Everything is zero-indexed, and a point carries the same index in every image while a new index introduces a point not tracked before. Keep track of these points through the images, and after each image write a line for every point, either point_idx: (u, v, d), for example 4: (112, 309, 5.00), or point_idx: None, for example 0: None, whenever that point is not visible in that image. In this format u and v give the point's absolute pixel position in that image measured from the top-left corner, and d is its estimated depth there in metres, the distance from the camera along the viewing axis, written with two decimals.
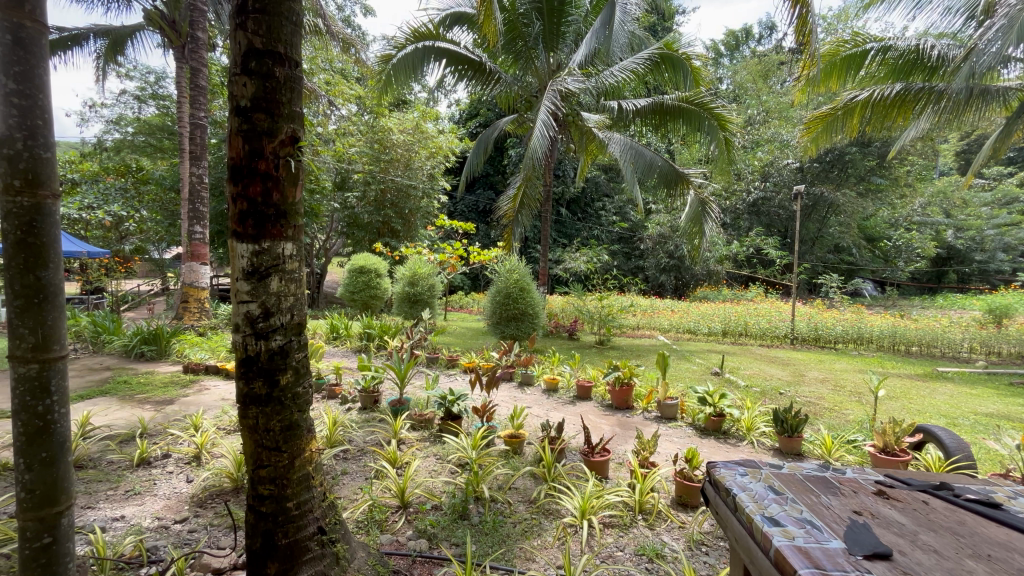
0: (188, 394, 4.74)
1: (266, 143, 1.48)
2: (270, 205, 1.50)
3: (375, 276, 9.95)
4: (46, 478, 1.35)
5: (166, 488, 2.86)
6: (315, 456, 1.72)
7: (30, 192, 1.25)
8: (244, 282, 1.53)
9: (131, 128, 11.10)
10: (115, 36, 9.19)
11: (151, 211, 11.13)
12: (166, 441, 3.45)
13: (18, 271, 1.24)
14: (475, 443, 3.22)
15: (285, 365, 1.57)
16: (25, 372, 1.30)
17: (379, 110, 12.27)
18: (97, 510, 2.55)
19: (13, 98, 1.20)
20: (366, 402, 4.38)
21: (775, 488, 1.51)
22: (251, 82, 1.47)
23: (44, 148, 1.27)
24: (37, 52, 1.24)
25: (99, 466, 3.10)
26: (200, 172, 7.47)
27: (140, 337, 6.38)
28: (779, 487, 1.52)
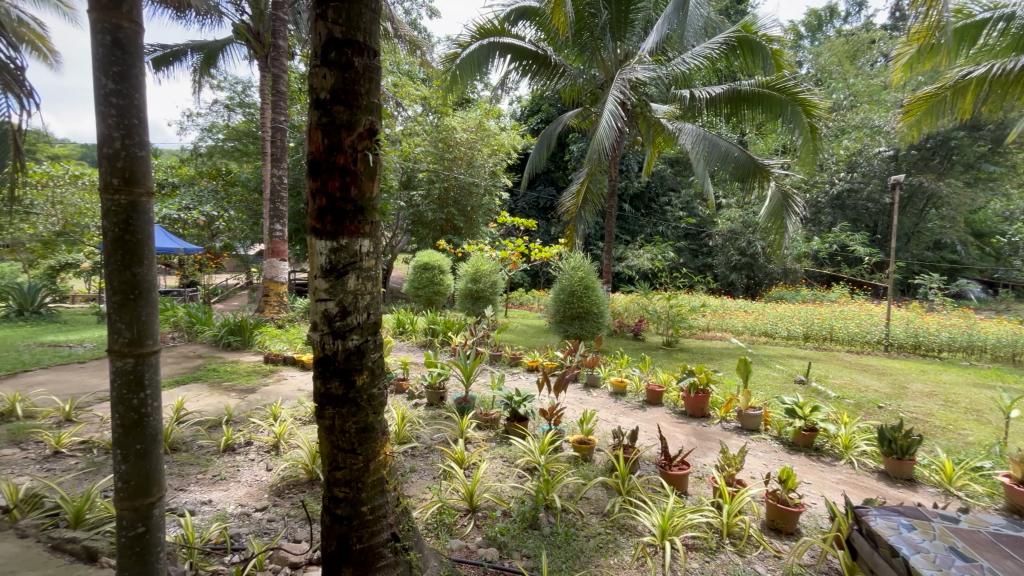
0: (268, 384, 5.01)
1: (344, 137, 1.43)
2: (348, 201, 1.46)
3: (438, 273, 10.09)
4: (140, 469, 1.38)
5: (248, 476, 2.98)
6: (389, 460, 1.67)
7: (127, 191, 1.27)
8: (322, 280, 1.49)
9: (222, 135, 12.03)
10: (208, 50, 9.97)
11: (238, 211, 12.02)
12: (248, 429, 3.62)
13: (116, 267, 1.27)
14: (544, 448, 3.11)
15: (360, 365, 1.52)
16: (122, 366, 1.32)
17: (444, 109, 12.44)
18: (189, 493, 2.70)
19: (112, 97, 1.22)
20: (432, 398, 4.40)
21: (952, 557, 1.89)
22: (330, 73, 1.43)
23: (140, 147, 1.29)
24: (135, 50, 1.26)
25: (191, 450, 3.30)
26: (280, 173, 7.90)
27: (227, 328, 6.86)
28: (955, 556, 1.90)
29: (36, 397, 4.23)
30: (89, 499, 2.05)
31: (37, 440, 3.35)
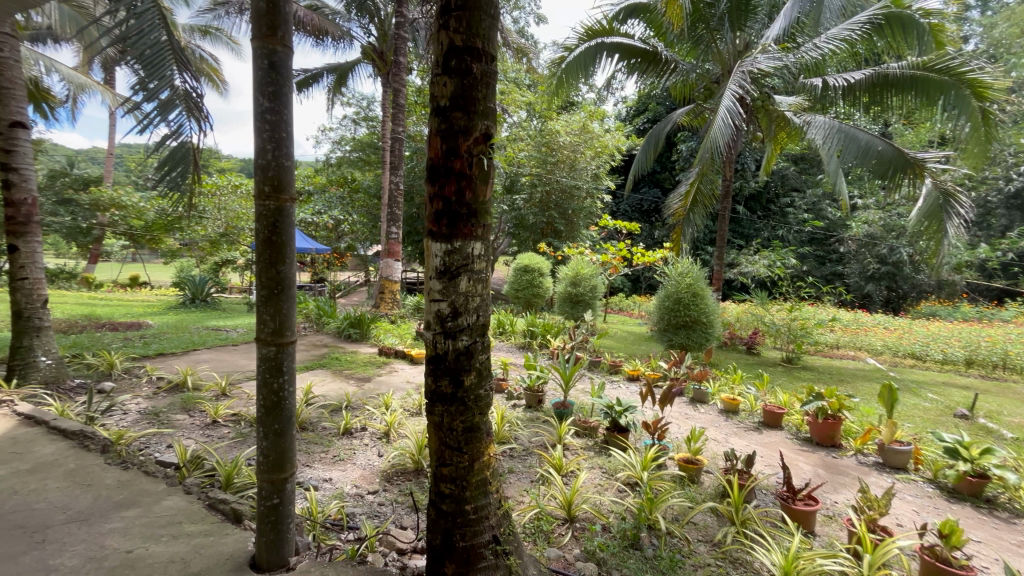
0: (381, 374, 5.43)
1: (461, 142, 1.47)
2: (464, 204, 1.49)
3: (538, 276, 10.17)
4: (278, 447, 1.55)
5: (363, 459, 3.23)
6: (492, 461, 1.68)
7: (275, 197, 1.45)
8: (436, 281, 1.55)
9: (349, 147, 13.31)
10: (340, 71, 11.12)
11: (360, 215, 13.21)
12: (364, 415, 3.93)
13: (266, 265, 1.46)
14: (647, 463, 2.95)
15: (469, 366, 1.55)
16: (266, 353, 1.50)
17: (548, 113, 12.53)
18: (314, 469, 3.00)
19: (267, 115, 1.43)
20: (530, 401, 4.41)
21: None
22: (450, 81, 1.47)
23: (287, 158, 1.47)
24: (285, 72, 1.45)
25: (316, 430, 3.67)
26: (397, 180, 8.54)
27: (348, 321, 7.56)
28: None
29: (201, 372, 5.01)
30: (237, 466, 2.35)
31: (201, 409, 3.96)
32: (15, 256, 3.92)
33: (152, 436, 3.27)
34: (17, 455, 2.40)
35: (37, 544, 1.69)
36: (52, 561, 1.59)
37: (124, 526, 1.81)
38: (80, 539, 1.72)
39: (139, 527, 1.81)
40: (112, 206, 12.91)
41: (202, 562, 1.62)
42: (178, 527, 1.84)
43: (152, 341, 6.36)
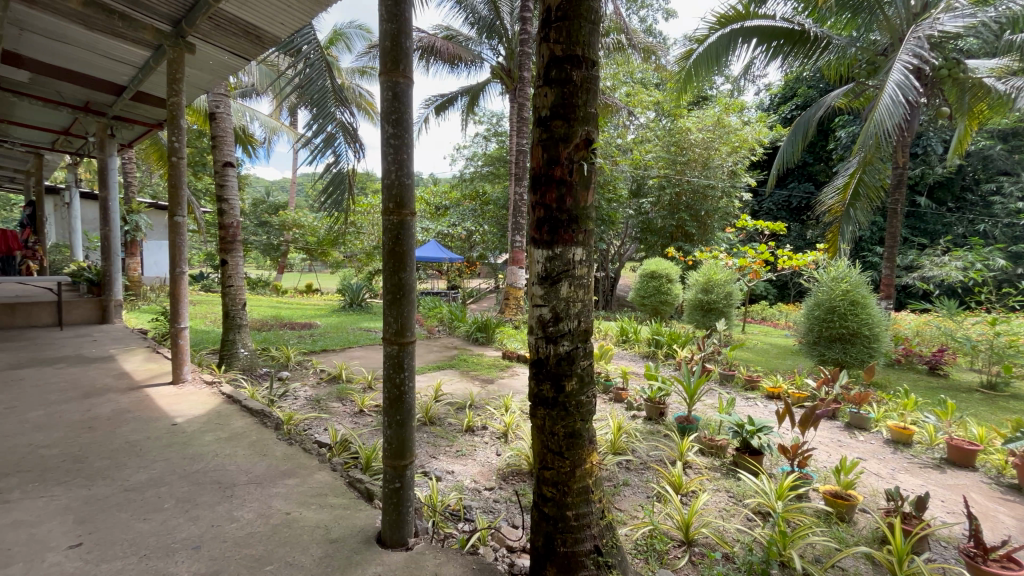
0: (503, 377, 5.66)
1: (561, 150, 1.50)
2: (564, 211, 1.51)
3: (666, 282, 9.66)
4: (398, 437, 1.74)
5: (482, 456, 3.42)
6: (595, 470, 1.66)
7: (397, 213, 1.63)
8: (538, 287, 1.59)
9: (481, 162, 14.21)
10: (472, 92, 11.94)
11: (491, 226, 13.83)
12: (485, 415, 4.15)
13: (391, 273, 1.66)
14: (782, 492, 2.63)
15: (570, 371, 1.56)
16: (390, 351, 1.70)
17: (677, 111, 11.87)
18: (439, 461, 3.26)
19: (391, 141, 1.62)
20: (651, 413, 4.23)
21: None
22: (551, 91, 1.51)
23: (408, 177, 1.66)
24: (405, 100, 1.63)
25: (443, 424, 3.98)
26: (521, 191, 8.88)
27: (476, 325, 8.05)
28: None
29: (354, 367, 5.76)
30: (373, 452, 2.69)
31: (352, 399, 4.57)
32: (225, 268, 4.93)
33: (313, 419, 3.86)
34: (220, 425, 3.03)
35: (226, 497, 2.11)
36: (234, 513, 1.98)
37: (286, 492, 2.18)
38: (254, 498, 2.11)
39: (296, 494, 2.16)
40: (295, 226, 15.59)
41: (340, 531, 1.87)
42: (324, 498, 2.14)
43: (319, 339, 7.50)
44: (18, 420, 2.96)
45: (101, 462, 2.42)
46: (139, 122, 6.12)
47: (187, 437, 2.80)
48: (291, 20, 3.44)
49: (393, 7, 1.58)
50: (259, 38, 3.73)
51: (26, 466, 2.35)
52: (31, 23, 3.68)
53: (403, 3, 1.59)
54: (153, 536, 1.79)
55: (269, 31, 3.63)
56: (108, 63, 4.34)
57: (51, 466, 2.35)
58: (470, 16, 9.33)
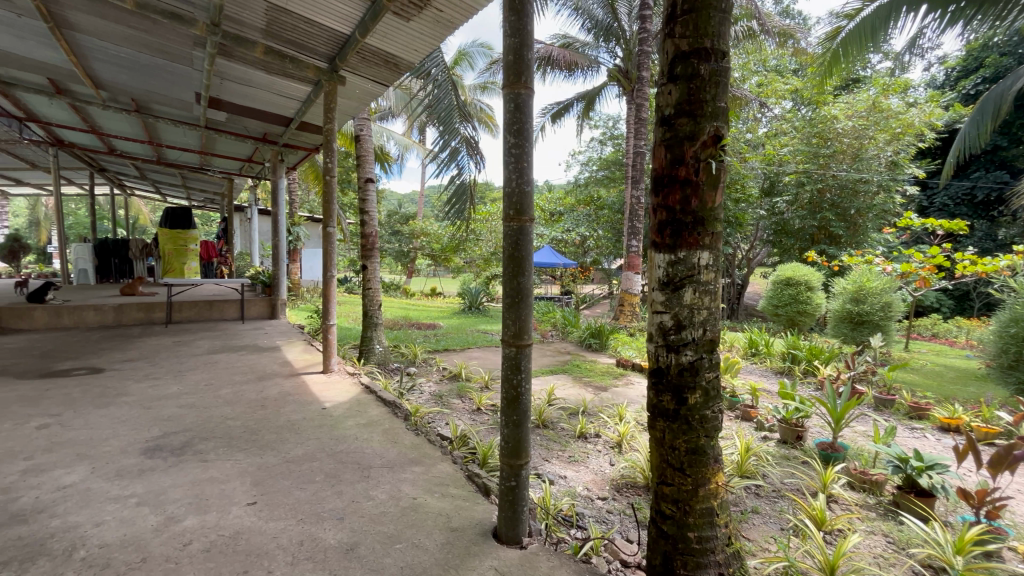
0: (618, 385, 5.51)
1: (687, 148, 1.43)
2: (688, 213, 1.44)
3: (805, 290, 8.58)
4: (515, 436, 1.79)
5: (595, 464, 3.37)
6: (720, 491, 1.55)
7: (517, 219, 1.69)
8: (659, 292, 1.53)
9: (596, 166, 14.09)
10: (588, 97, 11.90)
11: (605, 231, 13.60)
12: (598, 423, 4.09)
13: (510, 277, 1.72)
14: (962, 546, 2.17)
15: (694, 383, 1.47)
16: (508, 353, 1.77)
17: (820, 98, 10.55)
18: (552, 465, 3.28)
19: (513, 150, 1.69)
20: (785, 435, 3.80)
21: None
22: (675, 88, 1.45)
23: (527, 184, 1.72)
24: (526, 110, 1.69)
25: (556, 429, 4.02)
26: (638, 194, 8.64)
27: (589, 331, 7.98)
28: None
29: (472, 367, 6.08)
30: (489, 449, 2.82)
31: (470, 397, 4.82)
32: (365, 273, 5.53)
33: (437, 413, 4.16)
34: (359, 412, 3.41)
35: (363, 477, 2.36)
36: (370, 492, 2.20)
37: (413, 478, 2.37)
38: (387, 480, 2.34)
39: (422, 482, 2.34)
40: (422, 235, 16.97)
41: (459, 521, 1.98)
42: (446, 488, 2.29)
43: (442, 339, 8.04)
44: (213, 395, 3.64)
45: (270, 436, 2.87)
46: (301, 148, 7.15)
47: (333, 421, 3.19)
48: (423, 47, 3.71)
49: (516, 22, 1.65)
50: (396, 66, 4.11)
51: (219, 433, 2.89)
52: (227, 73, 4.53)
53: (526, 16, 1.66)
54: (307, 504, 2.08)
55: (405, 59, 3.97)
56: (279, 99, 5.16)
57: (235, 434, 2.86)
58: (588, 21, 9.34)
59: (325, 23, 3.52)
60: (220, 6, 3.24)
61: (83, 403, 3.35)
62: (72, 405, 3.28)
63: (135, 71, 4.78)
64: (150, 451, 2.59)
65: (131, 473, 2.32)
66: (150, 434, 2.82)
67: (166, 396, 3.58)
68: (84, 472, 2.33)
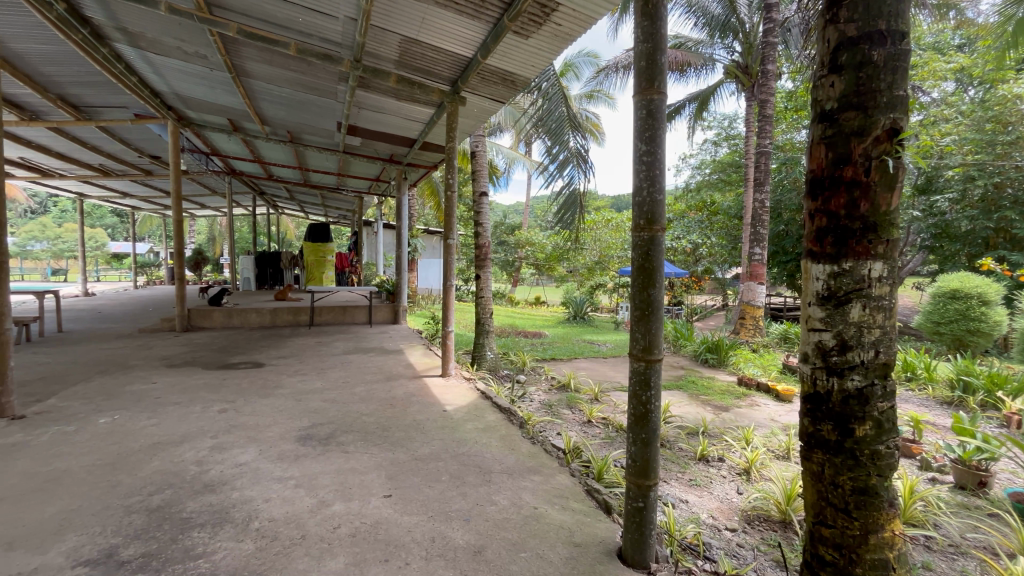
0: (741, 406, 5.05)
1: (855, 145, 1.26)
2: (856, 218, 1.26)
3: (978, 304, 7.12)
4: (643, 455, 1.71)
5: (720, 491, 3.11)
6: (897, 541, 1.33)
7: (648, 228, 1.63)
8: (818, 308, 1.36)
9: (709, 169, 13.25)
10: (701, 97, 11.25)
11: (720, 237, 12.64)
12: (721, 446, 3.78)
13: (639, 289, 1.66)
14: None
15: (864, 414, 1.28)
16: (637, 368, 1.70)
17: (997, 75, 8.83)
18: (672, 487, 3.09)
19: (644, 158, 1.63)
20: (962, 480, 3.15)
21: None
22: (840, 79, 1.29)
23: (659, 193, 1.64)
24: (659, 116, 1.62)
25: (673, 448, 3.80)
26: (762, 197, 7.93)
27: (705, 345, 7.44)
28: None
29: (581, 378, 6.01)
30: (605, 463, 2.74)
31: (580, 408, 4.76)
32: (479, 282, 5.76)
33: (548, 422, 4.17)
34: (477, 417, 3.54)
35: (485, 481, 2.43)
36: (493, 497, 2.26)
37: (532, 487, 2.39)
38: (508, 487, 2.38)
39: (542, 491, 2.35)
40: (527, 244, 17.29)
41: (582, 537, 1.95)
42: (566, 501, 2.27)
43: (549, 348, 8.08)
44: (350, 392, 4.04)
45: (399, 433, 3.09)
46: (421, 166, 7.71)
47: (454, 423, 3.35)
48: (540, 62, 3.78)
49: (649, 27, 1.61)
50: (513, 82, 4.25)
51: (357, 427, 3.19)
52: (364, 102, 5.06)
53: (658, 21, 1.60)
54: (435, 502, 2.19)
55: (522, 75, 4.09)
56: (405, 122, 5.63)
57: (370, 429, 3.13)
58: (701, 19, 8.91)
59: (450, 49, 3.77)
60: (362, 43, 3.64)
61: (250, 392, 3.93)
62: (242, 394, 3.87)
63: (292, 107, 5.54)
64: (303, 438, 2.95)
65: (290, 458, 2.65)
66: (302, 424, 3.21)
67: (313, 390, 4.05)
68: (255, 453, 2.71)
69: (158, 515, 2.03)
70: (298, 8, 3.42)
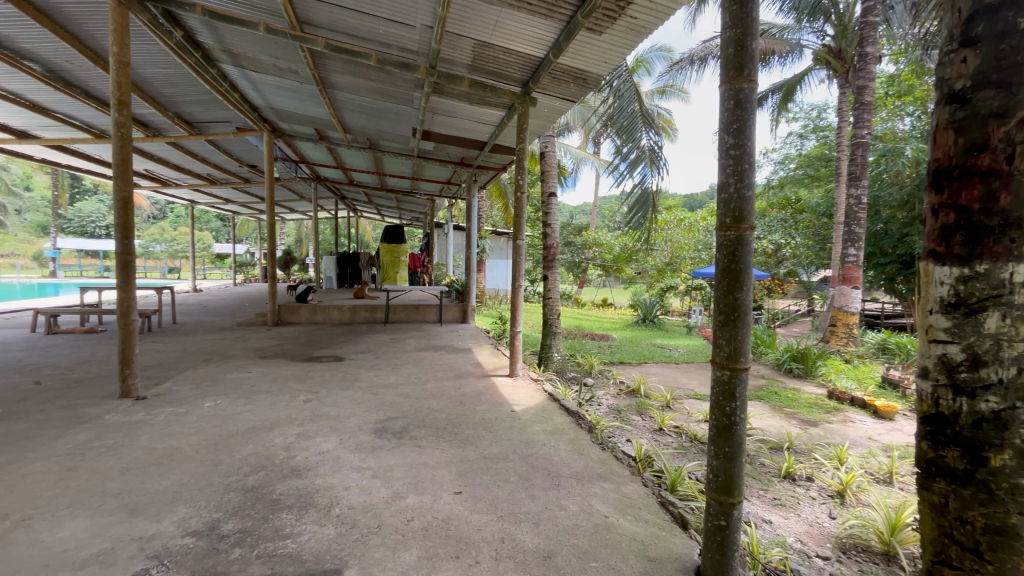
0: (832, 422, 4.61)
1: (994, 129, 1.09)
2: (995, 214, 1.09)
3: None
4: (727, 469, 1.59)
5: (809, 513, 2.84)
6: None
7: (734, 227, 1.51)
8: (943, 317, 1.18)
9: (794, 164, 12.32)
10: (786, 87, 10.45)
11: (805, 237, 11.48)
12: (810, 464, 3.47)
13: (724, 293, 1.54)
14: None
15: (1001, 441, 1.10)
16: (720, 376, 1.58)
17: None
18: (753, 506, 2.88)
19: (732, 151, 1.50)
20: None
21: None
22: (976, 53, 1.12)
23: (749, 188, 1.51)
24: (749, 107, 1.49)
25: (755, 464, 3.54)
26: (858, 193, 7.21)
27: (789, 354, 6.88)
28: None
29: (651, 383, 5.79)
30: (680, 475, 2.61)
31: (650, 415, 4.58)
32: (546, 282, 5.73)
33: (617, 428, 4.06)
34: (545, 419, 3.51)
35: (554, 485, 2.41)
36: (562, 502, 2.23)
37: (603, 494, 2.33)
38: (577, 492, 2.34)
39: (613, 500, 2.28)
40: (595, 245, 17.00)
41: (657, 551, 1.86)
42: (639, 511, 2.18)
43: (617, 351, 7.88)
44: (422, 388, 4.18)
45: (469, 430, 3.15)
46: (491, 168, 7.82)
47: (523, 424, 3.35)
48: (614, 58, 3.68)
49: (737, 11, 1.48)
50: (585, 80, 4.17)
51: (429, 422, 3.28)
52: (438, 107, 5.22)
53: (750, 2, 1.47)
54: (505, 502, 2.19)
55: (594, 73, 4.01)
56: (477, 125, 5.73)
57: (441, 426, 3.21)
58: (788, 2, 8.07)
59: (522, 50, 3.77)
60: (438, 50, 3.75)
61: (331, 384, 4.18)
62: (324, 385, 4.13)
63: (371, 115, 5.84)
64: (379, 431, 3.08)
65: (368, 449, 2.78)
66: (378, 417, 3.36)
67: (388, 385, 4.24)
68: (336, 442, 2.87)
69: (252, 494, 2.20)
70: (379, 19, 3.58)
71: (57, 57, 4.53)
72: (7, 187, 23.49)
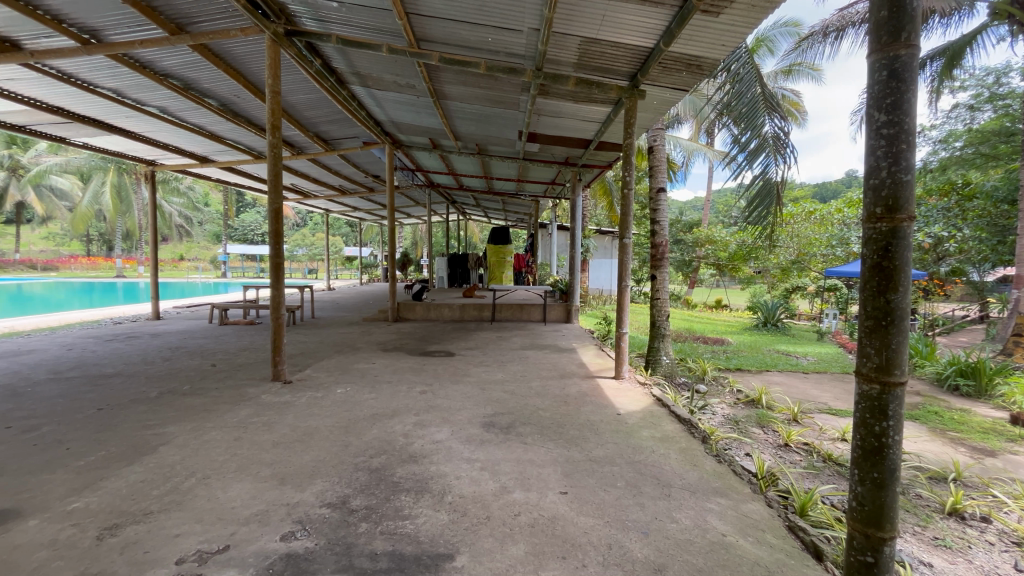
0: (1017, 453, 3.77)
1: None
2: None
3: None
4: (877, 499, 1.27)
5: (985, 561, 2.36)
6: None
7: (888, 219, 1.19)
8: None
9: (961, 142, 10.37)
10: (951, 51, 8.79)
11: (976, 229, 9.48)
12: (986, 502, 2.88)
13: (872, 294, 1.23)
14: None
15: None
16: (867, 391, 1.28)
17: None
18: (908, 543, 2.47)
19: (885, 129, 1.16)
20: None
21: None
22: None
23: (907, 172, 1.17)
24: (910, 77, 1.15)
25: (908, 495, 3.03)
26: None
27: (955, 368, 5.79)
28: None
29: (775, 394, 5.25)
30: (811, 499, 2.32)
31: (774, 428, 4.16)
32: (654, 282, 5.48)
33: (734, 440, 3.75)
34: (653, 425, 3.36)
35: (665, 495, 2.29)
36: (674, 514, 2.11)
37: (719, 510, 2.17)
38: (691, 505, 2.20)
39: (732, 517, 2.11)
40: (708, 243, 15.92)
41: None
42: (762, 533, 1.99)
43: (734, 357, 7.29)
44: (527, 385, 4.26)
45: (574, 431, 3.13)
46: (596, 166, 7.70)
47: (630, 428, 3.25)
48: (733, 39, 3.40)
49: None
50: (699, 66, 3.91)
51: (534, 420, 3.33)
52: (544, 109, 5.26)
53: None
54: (612, 508, 2.14)
55: (709, 58, 3.74)
56: (581, 123, 5.68)
57: (547, 424, 3.23)
58: None
59: (630, 42, 3.66)
60: (544, 51, 3.78)
61: (443, 378, 4.44)
62: (437, 378, 4.40)
63: (479, 121, 6.07)
64: (487, 425, 3.20)
65: (477, 441, 2.89)
66: (486, 411, 3.48)
67: (495, 381, 4.39)
68: (448, 432, 3.04)
69: (377, 475, 2.42)
70: (487, 28, 3.72)
71: (227, 93, 5.41)
72: (193, 204, 28.61)
